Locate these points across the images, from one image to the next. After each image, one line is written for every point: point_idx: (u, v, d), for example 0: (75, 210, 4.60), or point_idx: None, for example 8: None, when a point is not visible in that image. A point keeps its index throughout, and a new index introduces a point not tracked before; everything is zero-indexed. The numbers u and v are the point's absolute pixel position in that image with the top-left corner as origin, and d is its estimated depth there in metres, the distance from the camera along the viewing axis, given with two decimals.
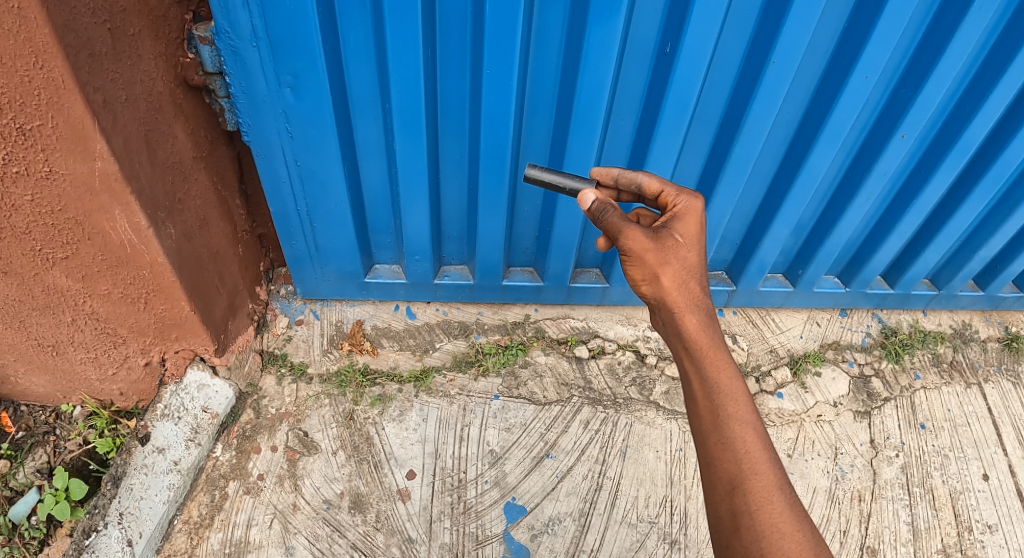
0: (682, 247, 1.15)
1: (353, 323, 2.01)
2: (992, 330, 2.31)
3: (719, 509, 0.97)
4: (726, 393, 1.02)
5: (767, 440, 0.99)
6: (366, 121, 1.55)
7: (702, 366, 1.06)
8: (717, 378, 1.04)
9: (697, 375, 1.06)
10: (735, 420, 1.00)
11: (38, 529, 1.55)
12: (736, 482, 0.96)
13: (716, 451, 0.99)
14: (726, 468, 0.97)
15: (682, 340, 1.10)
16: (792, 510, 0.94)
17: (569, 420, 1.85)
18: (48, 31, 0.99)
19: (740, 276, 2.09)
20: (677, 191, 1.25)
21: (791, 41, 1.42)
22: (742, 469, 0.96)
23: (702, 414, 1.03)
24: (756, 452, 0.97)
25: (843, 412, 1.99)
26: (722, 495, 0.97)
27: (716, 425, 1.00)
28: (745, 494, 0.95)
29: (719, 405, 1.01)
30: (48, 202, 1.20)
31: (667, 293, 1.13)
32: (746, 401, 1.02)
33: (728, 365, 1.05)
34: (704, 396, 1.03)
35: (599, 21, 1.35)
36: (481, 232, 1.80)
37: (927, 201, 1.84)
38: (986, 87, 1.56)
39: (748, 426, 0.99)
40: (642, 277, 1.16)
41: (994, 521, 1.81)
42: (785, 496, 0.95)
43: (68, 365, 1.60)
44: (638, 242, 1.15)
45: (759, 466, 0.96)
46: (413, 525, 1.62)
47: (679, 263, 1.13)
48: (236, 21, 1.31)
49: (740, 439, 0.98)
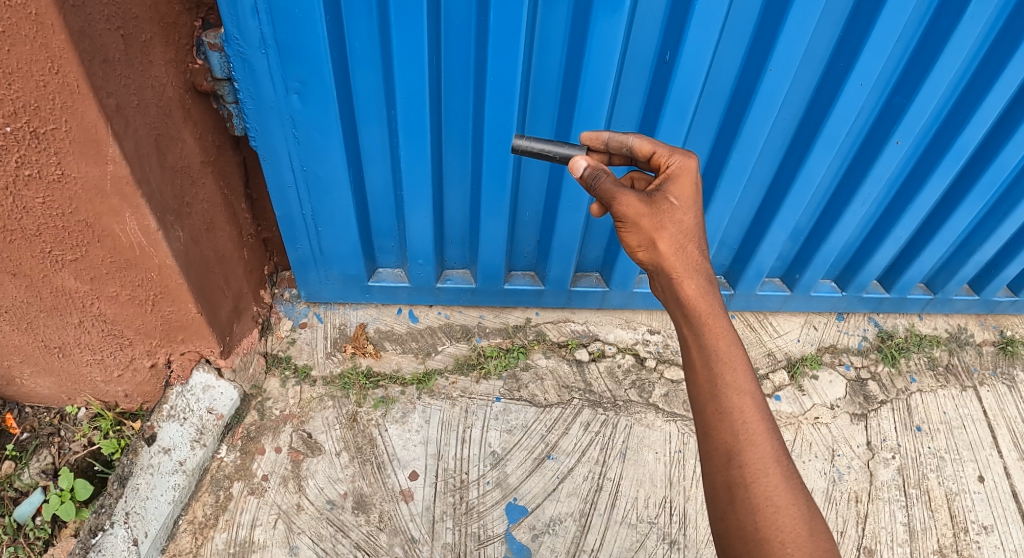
0: (677, 211, 1.17)
1: (357, 326, 2.03)
2: (987, 334, 2.34)
3: (715, 480, 0.99)
4: (724, 360, 1.04)
5: (766, 410, 1.01)
6: (370, 126, 1.57)
7: (701, 333, 1.08)
8: (715, 346, 1.06)
9: (695, 342, 1.08)
10: (733, 388, 1.01)
11: (43, 529, 1.57)
12: (734, 453, 0.98)
13: (713, 420, 1.01)
14: (724, 439, 0.99)
15: (681, 306, 1.12)
16: (787, 482, 0.96)
17: (569, 422, 1.88)
18: (63, 37, 1.01)
19: (739, 280, 2.11)
20: (668, 150, 1.27)
21: (788, 49, 1.45)
22: (739, 440, 0.98)
23: (700, 383, 1.04)
24: (753, 423, 0.99)
25: (840, 414, 2.02)
26: (719, 465, 0.99)
27: (713, 395, 1.02)
28: (741, 466, 0.97)
29: (717, 373, 1.03)
30: (59, 204, 1.22)
31: (665, 258, 1.15)
32: (744, 370, 1.03)
33: (726, 333, 1.07)
34: (702, 363, 1.05)
35: (600, 29, 1.37)
36: (483, 236, 1.82)
37: (922, 205, 1.86)
38: (979, 94, 1.59)
39: (746, 395, 1.01)
40: (639, 243, 1.18)
41: (989, 522, 1.83)
42: (780, 468, 0.97)
43: (74, 367, 1.62)
44: (632, 209, 1.17)
45: (755, 437, 0.98)
46: (416, 525, 1.64)
47: (674, 226, 1.16)
48: (245, 29, 1.33)
49: (736, 409, 1.00)
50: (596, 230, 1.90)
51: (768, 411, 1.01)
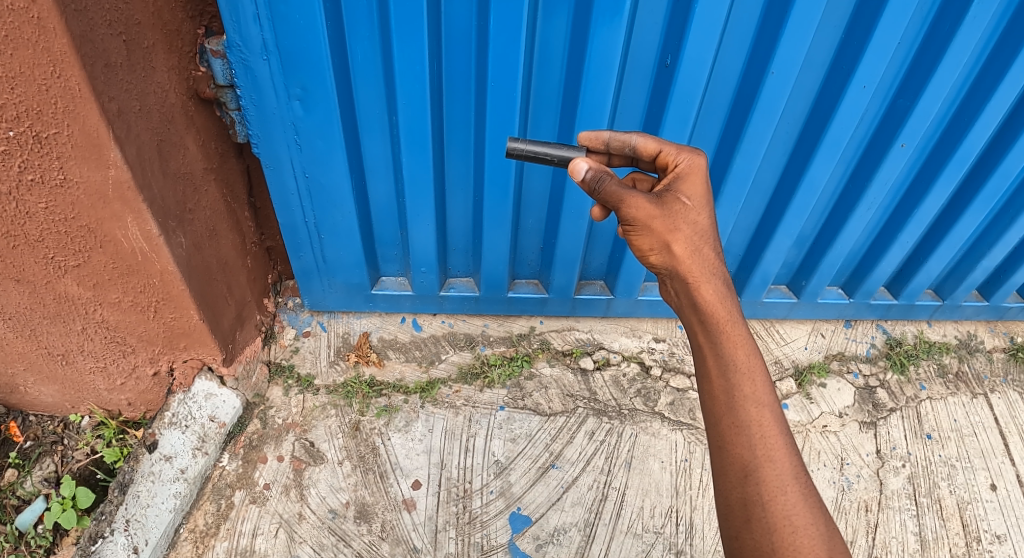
0: (690, 211, 1.16)
1: (360, 335, 2.02)
2: (998, 341, 2.31)
3: (730, 497, 0.97)
4: (744, 372, 1.02)
5: (784, 423, 0.99)
6: (373, 135, 1.57)
7: (718, 341, 1.05)
8: (734, 356, 1.03)
9: (713, 351, 1.05)
10: (751, 401, 0.99)
11: (45, 537, 1.55)
12: (750, 470, 0.96)
13: (729, 433, 0.99)
14: (740, 454, 0.97)
15: (698, 312, 1.10)
16: (806, 501, 0.94)
17: (574, 431, 1.86)
18: (66, 41, 1.01)
19: (744, 288, 2.09)
20: (675, 149, 1.25)
21: (790, 52, 1.43)
22: (756, 456, 0.96)
23: (717, 394, 1.03)
24: (773, 438, 0.97)
25: (849, 422, 1.99)
26: (735, 482, 0.97)
27: (730, 408, 1.00)
28: (758, 483, 0.95)
29: (734, 385, 1.01)
30: (62, 210, 1.21)
31: (680, 262, 1.13)
32: (763, 381, 1.01)
33: (745, 341, 1.05)
34: (719, 374, 1.03)
35: (600, 36, 1.36)
36: (487, 244, 1.81)
37: (929, 210, 1.84)
38: (983, 97, 1.57)
39: (765, 408, 0.99)
40: (652, 246, 1.16)
41: (1002, 532, 1.80)
42: (799, 486, 0.95)
43: (78, 375, 1.62)
44: (643, 211, 1.15)
45: (774, 453, 0.96)
46: (418, 535, 1.63)
47: (689, 228, 1.14)
48: (247, 35, 1.33)
49: (755, 422, 0.98)
50: (599, 238, 1.89)
51: (786, 425, 0.99)
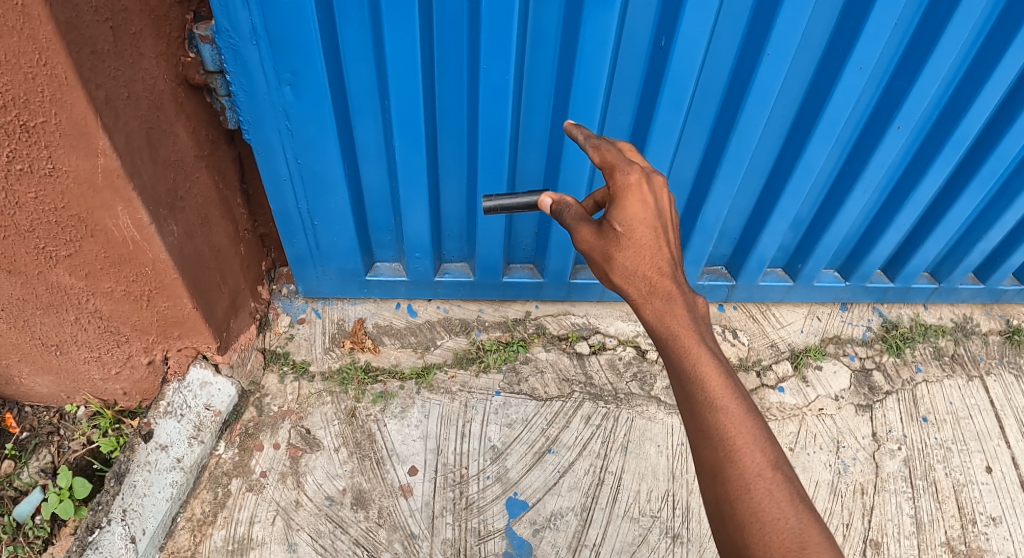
0: None
1: (355, 322, 2.01)
2: (993, 323, 2.31)
3: (704, 496, 0.97)
4: (700, 372, 1.00)
5: None
6: (365, 119, 1.55)
7: (673, 345, 1.05)
8: (688, 357, 1.02)
9: (669, 356, 1.05)
10: (711, 401, 0.98)
11: (42, 527, 1.56)
12: (715, 468, 0.95)
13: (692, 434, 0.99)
14: (704, 455, 0.96)
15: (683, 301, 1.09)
16: (778, 494, 0.91)
17: (571, 415, 1.86)
18: (50, 28, 0.99)
19: (740, 273, 2.09)
20: None
21: (786, 32, 1.42)
22: (720, 454, 0.95)
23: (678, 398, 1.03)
24: (736, 433, 0.95)
25: (844, 406, 1.99)
26: (705, 482, 0.96)
27: (691, 410, 0.99)
28: (724, 482, 0.93)
29: (692, 387, 1.00)
30: (51, 199, 1.21)
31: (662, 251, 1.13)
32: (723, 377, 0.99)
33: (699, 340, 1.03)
34: (677, 377, 1.03)
35: (593, 17, 1.35)
36: (481, 229, 1.80)
37: (926, 192, 1.84)
38: (981, 79, 1.56)
39: (727, 405, 0.97)
40: None
41: (997, 513, 1.80)
42: (769, 481, 0.92)
43: (72, 365, 1.61)
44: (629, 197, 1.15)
45: (741, 448, 0.94)
46: (415, 520, 1.63)
47: None
48: (235, 19, 1.31)
49: (715, 420, 0.96)
50: None
51: None
